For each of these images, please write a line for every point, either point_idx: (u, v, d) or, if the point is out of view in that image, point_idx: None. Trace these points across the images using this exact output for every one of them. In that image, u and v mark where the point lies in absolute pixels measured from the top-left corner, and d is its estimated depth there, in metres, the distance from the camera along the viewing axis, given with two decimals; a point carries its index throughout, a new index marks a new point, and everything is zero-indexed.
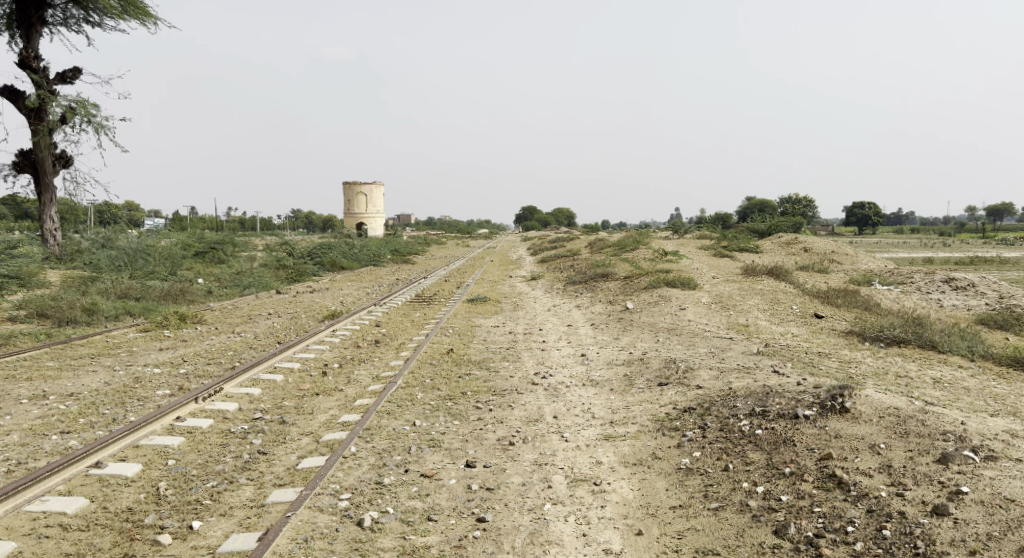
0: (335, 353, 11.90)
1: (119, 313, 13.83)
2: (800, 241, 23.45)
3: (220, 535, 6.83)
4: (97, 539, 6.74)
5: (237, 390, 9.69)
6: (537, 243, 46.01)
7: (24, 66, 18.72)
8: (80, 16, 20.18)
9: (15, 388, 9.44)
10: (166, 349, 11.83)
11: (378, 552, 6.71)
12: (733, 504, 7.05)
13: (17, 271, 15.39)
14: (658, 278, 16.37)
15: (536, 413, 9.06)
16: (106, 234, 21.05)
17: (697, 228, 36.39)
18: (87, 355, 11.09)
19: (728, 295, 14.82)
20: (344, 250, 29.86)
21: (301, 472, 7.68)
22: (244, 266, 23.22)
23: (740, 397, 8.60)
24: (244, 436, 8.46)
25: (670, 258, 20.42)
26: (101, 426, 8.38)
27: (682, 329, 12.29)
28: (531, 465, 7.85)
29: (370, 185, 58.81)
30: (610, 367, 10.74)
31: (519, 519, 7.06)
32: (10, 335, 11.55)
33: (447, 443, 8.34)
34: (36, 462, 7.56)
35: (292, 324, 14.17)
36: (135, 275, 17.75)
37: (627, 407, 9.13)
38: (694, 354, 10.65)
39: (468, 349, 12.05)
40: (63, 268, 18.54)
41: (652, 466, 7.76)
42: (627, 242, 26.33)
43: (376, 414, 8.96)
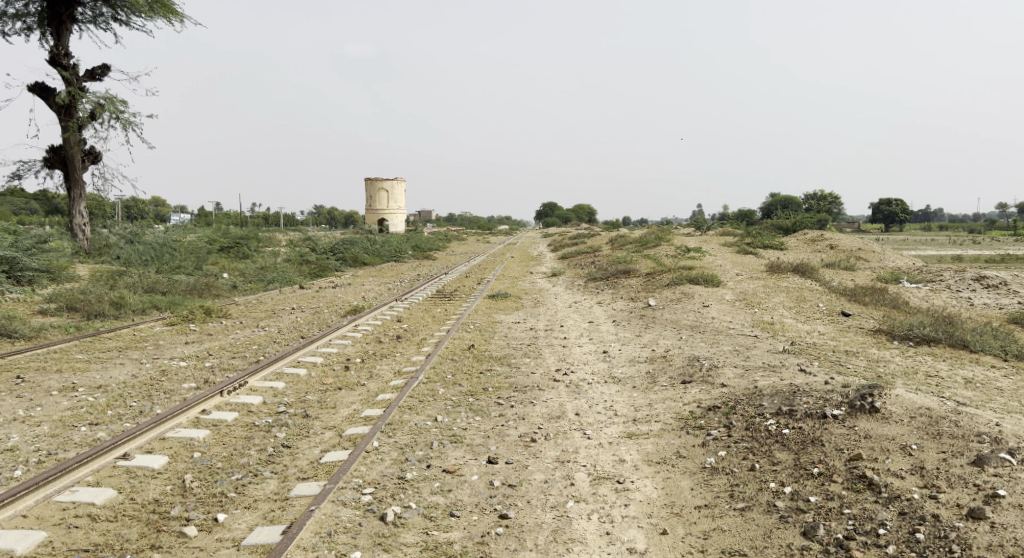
0: (358, 348, 11.95)
1: (147, 306, 13.98)
2: (826, 237, 23.21)
3: (245, 527, 6.87)
4: (125, 530, 6.80)
5: (262, 384, 9.77)
6: (559, 240, 45.99)
7: (55, 64, 18.94)
8: (109, 14, 20.40)
9: (45, 380, 9.56)
10: (192, 343, 11.93)
11: (401, 547, 6.72)
12: (761, 504, 6.98)
13: (48, 264, 15.58)
14: (681, 275, 16.25)
15: (558, 410, 9.03)
16: (133, 229, 21.32)
17: (720, 225, 36.06)
18: (115, 348, 11.21)
19: (753, 292, 14.70)
20: (366, 246, 29.96)
21: (324, 466, 7.71)
22: (268, 261, 23.38)
23: (767, 396, 8.51)
24: (269, 430, 8.52)
25: (693, 254, 20.30)
26: (128, 418, 8.47)
27: (706, 327, 12.21)
28: (553, 462, 7.83)
29: (393, 180, 59.03)
30: (633, 364, 10.68)
31: (542, 517, 7.03)
32: (40, 327, 11.71)
33: (469, 439, 8.34)
34: (66, 453, 7.63)
35: (315, 319, 14.26)
36: (162, 269, 17.95)
37: (650, 405, 9.07)
38: (718, 352, 10.57)
39: (489, 345, 12.03)
40: (92, 262, 18.76)
41: (676, 465, 7.70)
42: (649, 238, 26.21)
43: (399, 409, 8.99)
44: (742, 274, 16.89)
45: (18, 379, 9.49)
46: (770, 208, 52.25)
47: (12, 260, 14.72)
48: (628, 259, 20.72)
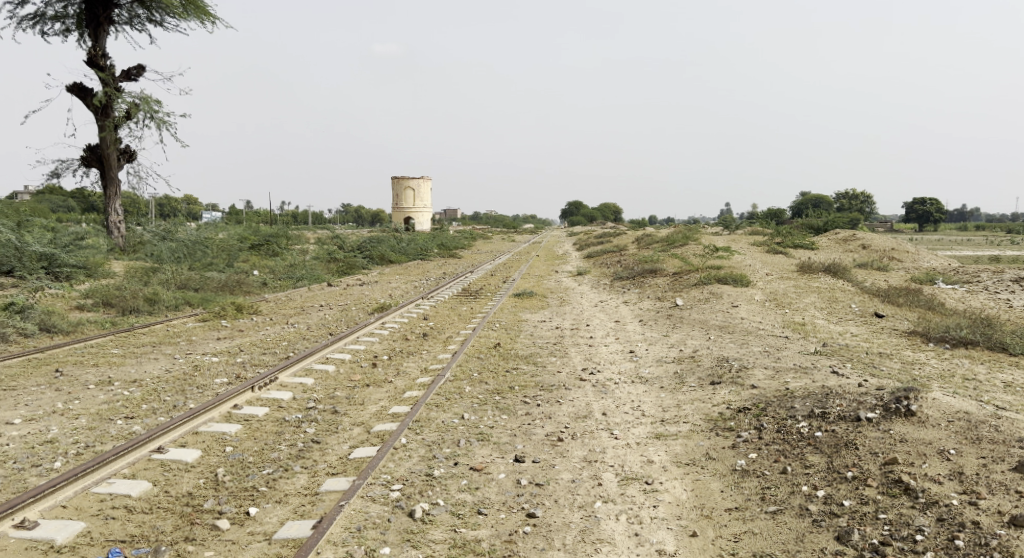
0: (385, 345, 12.03)
1: (179, 303, 14.19)
2: (859, 237, 22.93)
3: (276, 522, 6.95)
4: (160, 522, 6.89)
5: (292, 380, 9.88)
6: (585, 238, 45.88)
7: (92, 65, 19.27)
8: (145, 15, 20.71)
9: (82, 373, 9.74)
10: (224, 339, 12.09)
11: (430, 543, 6.76)
12: (792, 507, 6.92)
13: (85, 261, 15.80)
14: (710, 275, 16.15)
15: (585, 409, 9.02)
16: (166, 226, 21.65)
17: (749, 224, 35.75)
18: (149, 343, 11.39)
19: (783, 293, 14.57)
20: (392, 244, 30.13)
21: (353, 462, 7.78)
22: (297, 259, 23.61)
23: (799, 398, 8.43)
24: (299, 425, 8.61)
25: (722, 254, 20.14)
26: (162, 412, 8.60)
27: (735, 327, 12.12)
28: (580, 462, 7.82)
29: (419, 179, 59.31)
30: (661, 364, 10.63)
31: (570, 517, 7.04)
32: (78, 322, 11.93)
33: (496, 437, 8.36)
34: (102, 446, 7.76)
35: (343, 316, 14.38)
36: (194, 266, 18.18)
37: (679, 405, 9.03)
38: (748, 353, 10.49)
39: (516, 343, 12.05)
40: (126, 259, 19.05)
41: (705, 467, 7.66)
42: (677, 237, 26.09)
43: (426, 406, 9.04)
44: (772, 274, 16.72)
45: (57, 372, 9.67)
46: (801, 208, 51.65)
47: (50, 256, 15.13)
48: (655, 258, 20.62)
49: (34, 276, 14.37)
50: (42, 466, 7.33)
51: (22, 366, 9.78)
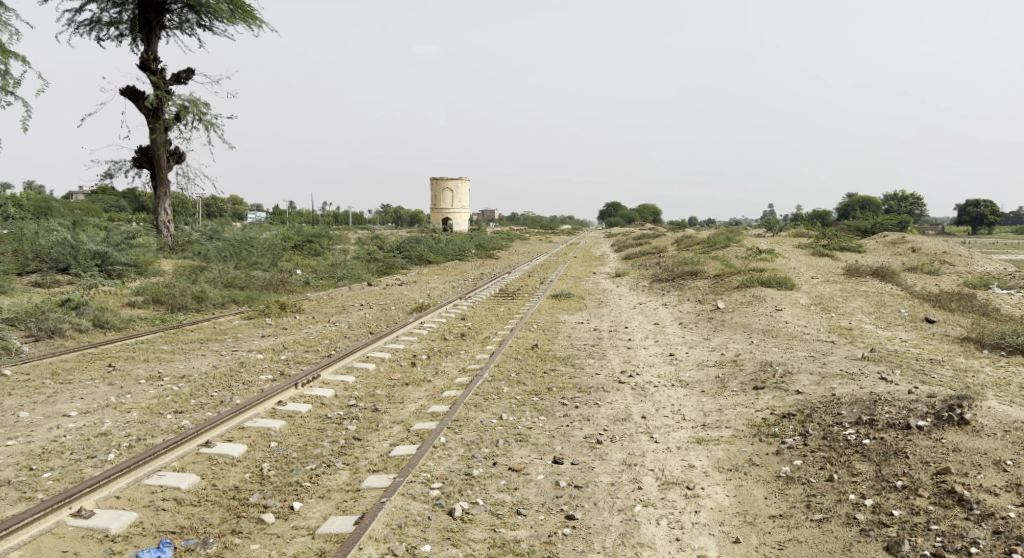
0: (424, 345, 12.13)
1: (226, 301, 14.47)
2: (908, 240, 22.46)
3: (319, 517, 7.04)
4: (208, 514, 7.00)
5: (333, 377, 10.02)
6: (624, 240, 45.62)
7: (144, 68, 19.73)
8: (195, 20, 21.15)
9: (134, 368, 9.99)
10: (268, 336, 12.31)
11: (470, 542, 6.79)
12: (839, 516, 6.82)
13: (137, 259, 16.13)
14: (752, 278, 15.95)
15: (624, 412, 8.99)
16: (213, 227, 22.09)
17: (793, 226, 35.24)
18: (197, 340, 11.64)
19: (829, 296, 14.34)
20: (431, 245, 30.32)
21: (394, 459, 7.86)
22: (338, 259, 23.90)
23: (845, 405, 8.30)
24: (341, 422, 8.73)
25: (765, 256, 19.86)
26: (210, 407, 8.78)
27: (779, 331, 11.96)
28: (620, 465, 7.80)
29: (458, 180, 59.59)
30: (701, 368, 10.53)
31: (609, 519, 7.02)
32: (129, 319, 12.24)
33: (534, 438, 8.37)
34: (153, 439, 7.93)
35: (384, 316, 14.52)
36: (240, 265, 18.50)
37: (720, 410, 8.95)
38: (792, 358, 10.35)
39: (554, 345, 12.06)
40: (175, 257, 19.48)
41: (748, 473, 7.59)
42: (718, 239, 25.83)
43: (465, 406, 9.09)
44: (817, 277, 16.45)
45: (110, 367, 9.94)
46: (848, 210, 50.55)
47: (103, 255, 15.56)
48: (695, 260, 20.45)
49: (88, 274, 14.82)
50: (97, 457, 7.50)
51: (77, 361, 10.07)
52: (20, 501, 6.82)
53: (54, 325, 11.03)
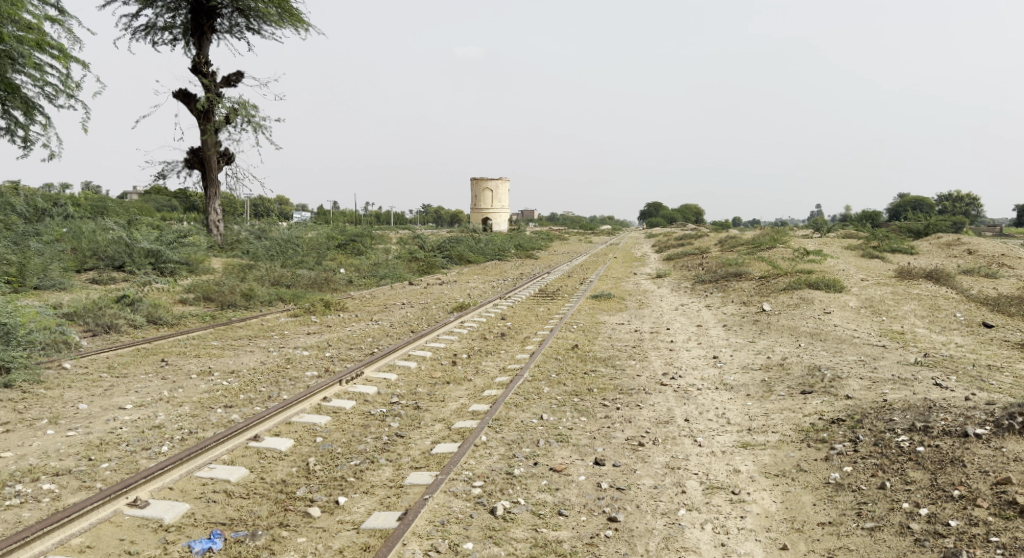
0: (464, 344, 12.19)
1: (273, 298, 14.73)
2: (964, 242, 21.88)
3: (364, 512, 7.12)
4: (257, 507, 7.11)
5: (376, 375, 10.13)
6: (664, 241, 45.30)
7: (196, 71, 20.15)
8: (244, 24, 21.54)
9: (185, 363, 10.23)
10: (313, 334, 12.49)
11: (512, 541, 6.80)
12: (892, 525, 6.70)
13: (188, 257, 16.48)
14: (800, 280, 15.70)
15: (667, 415, 8.93)
16: (260, 226, 22.47)
17: (842, 227, 34.60)
18: (245, 337, 11.86)
19: (880, 299, 14.05)
20: (471, 244, 30.42)
21: (436, 457, 7.92)
22: (381, 258, 24.12)
23: (898, 411, 8.14)
24: (383, 419, 8.83)
25: (812, 257, 19.56)
26: (259, 402, 8.94)
27: (827, 335, 11.76)
28: (662, 468, 7.75)
29: (498, 180, 59.76)
30: (746, 371, 10.39)
31: (653, 523, 6.99)
32: (181, 315, 12.53)
33: (575, 439, 8.37)
34: (204, 432, 8.10)
35: (424, 314, 14.63)
36: (286, 264, 18.79)
37: (766, 414, 8.84)
38: (841, 362, 10.18)
39: (594, 345, 12.03)
40: (224, 256, 19.93)
41: (796, 478, 7.48)
42: (764, 240, 25.46)
43: (506, 405, 9.12)
44: (868, 280, 16.14)
45: (162, 361, 10.19)
46: (899, 210, 49.44)
47: (156, 253, 15.94)
48: (740, 261, 20.22)
49: (141, 272, 15.24)
50: (151, 449, 7.68)
51: (132, 355, 10.33)
52: (80, 490, 7.01)
53: (110, 320, 11.34)
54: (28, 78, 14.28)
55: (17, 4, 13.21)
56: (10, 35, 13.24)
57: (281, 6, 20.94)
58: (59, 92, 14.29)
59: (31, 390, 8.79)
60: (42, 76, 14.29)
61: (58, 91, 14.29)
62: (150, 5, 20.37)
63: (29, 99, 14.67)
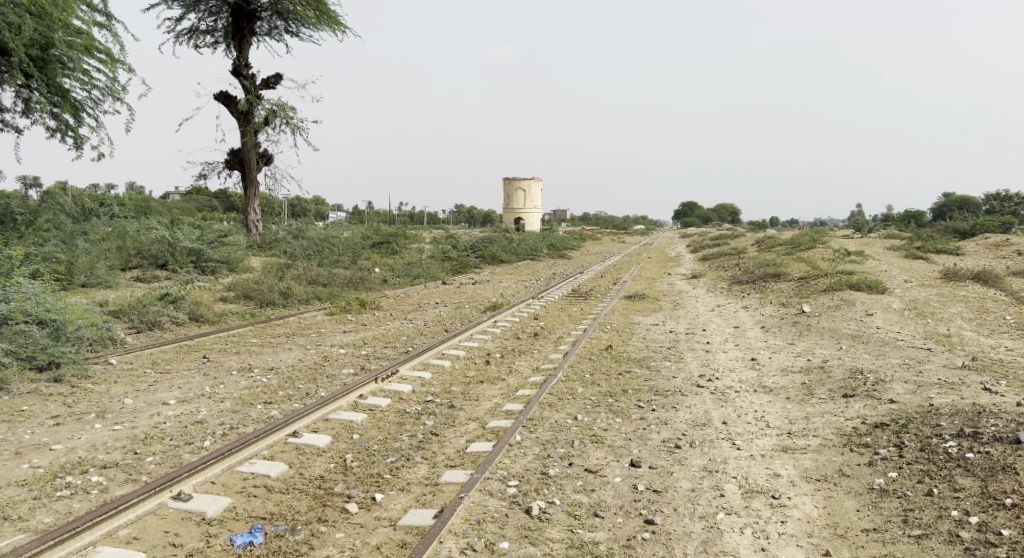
0: (497, 343, 12.20)
1: (310, 297, 14.89)
2: (1012, 242, 21.37)
3: (400, 509, 7.16)
4: (296, 502, 7.19)
5: (411, 373, 10.18)
6: (699, 241, 44.89)
7: (236, 74, 20.43)
8: (283, 27, 21.78)
9: (226, 360, 10.39)
10: (350, 332, 12.59)
11: (548, 541, 6.79)
12: (941, 533, 6.57)
13: (228, 256, 16.73)
14: (841, 281, 15.45)
15: (704, 417, 8.85)
16: (297, 226, 22.70)
17: (884, 227, 33.97)
18: (284, 334, 12.00)
19: (925, 301, 13.77)
20: (504, 244, 30.47)
21: (471, 455, 7.94)
22: (415, 257, 24.26)
23: (945, 416, 7.98)
24: (418, 417, 8.87)
25: (853, 258, 19.25)
26: (297, 399, 9.04)
27: (869, 337, 11.56)
28: (700, 471, 7.68)
29: (531, 179, 59.73)
30: (786, 374, 10.25)
31: (691, 526, 6.93)
32: (221, 313, 12.72)
33: (610, 440, 8.32)
34: (245, 428, 8.20)
35: (458, 314, 14.67)
36: (322, 263, 18.98)
37: (807, 418, 8.71)
38: (885, 365, 9.99)
39: (629, 346, 11.97)
40: (263, 255, 20.30)
41: (838, 483, 7.36)
42: (803, 240, 25.07)
43: (540, 405, 9.11)
44: (911, 281, 15.82)
45: (204, 358, 10.36)
46: (944, 210, 48.42)
47: (198, 252, 16.23)
48: (778, 262, 19.92)
49: (183, 270, 15.53)
50: (194, 444, 7.80)
51: (174, 352, 10.51)
52: (127, 483, 7.15)
53: (154, 318, 11.57)
54: (77, 81, 14.57)
55: (67, 10, 13.53)
56: (60, 40, 13.55)
57: (320, 8, 21.16)
58: (106, 95, 14.58)
59: (79, 384, 8.98)
60: (90, 79, 14.58)
61: (105, 93, 14.57)
62: (193, 9, 20.71)
63: (78, 102, 14.97)
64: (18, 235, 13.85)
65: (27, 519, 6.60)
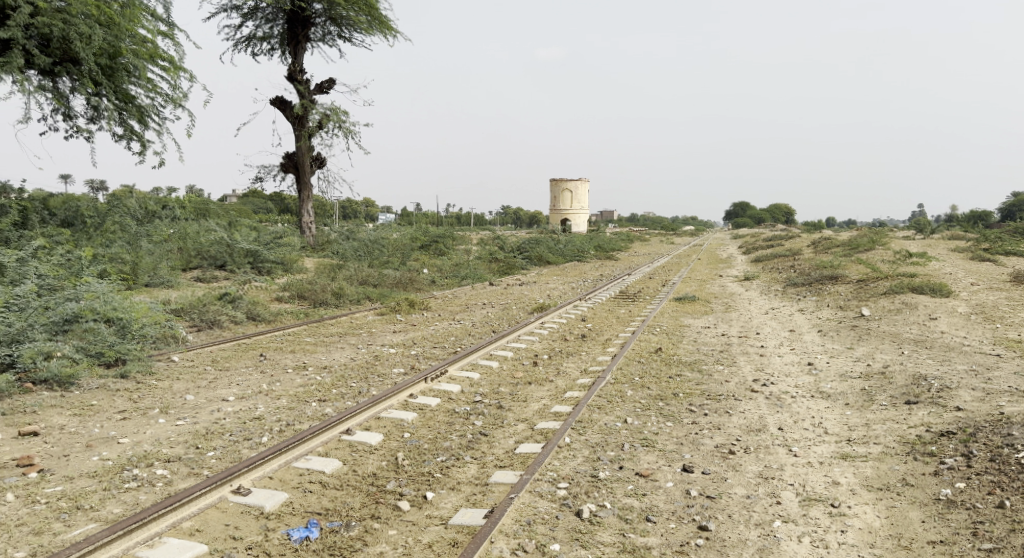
0: (545, 345, 12.19)
1: (361, 297, 15.05)
2: None
3: (451, 508, 7.18)
4: (350, 499, 7.26)
5: (459, 374, 10.21)
6: (749, 242, 44.19)
7: (291, 79, 20.79)
8: (336, 32, 22.08)
9: (281, 358, 10.56)
10: (399, 332, 12.70)
11: (599, 545, 6.73)
12: (1013, 547, 6.34)
13: (283, 257, 17.03)
14: (902, 283, 15.03)
15: (759, 423, 8.70)
16: (349, 228, 22.98)
17: (948, 229, 32.93)
18: (336, 334, 12.15)
19: (993, 305, 13.33)
20: (551, 245, 30.42)
21: (520, 456, 7.93)
22: (463, 259, 24.38)
23: (1016, 425, 7.71)
24: (467, 417, 8.89)
25: (916, 260, 18.70)
26: (350, 397, 9.14)
27: (933, 343, 11.23)
28: (755, 477, 7.55)
29: (578, 180, 59.45)
30: (845, 380, 10.01)
31: (746, 533, 6.81)
32: (277, 313, 12.93)
33: (661, 444, 8.24)
34: (300, 425, 8.32)
35: (505, 315, 14.68)
36: (373, 264, 19.18)
37: (867, 425, 8.50)
38: (950, 372, 9.69)
39: (679, 349, 11.83)
40: (315, 256, 20.60)
41: (902, 493, 7.16)
42: (861, 241, 24.46)
43: (589, 407, 9.06)
44: (978, 284, 15.30)
45: (260, 356, 10.53)
46: (1012, 211, 46.77)
47: (255, 253, 16.58)
48: (836, 264, 19.46)
49: (241, 271, 15.87)
50: (252, 440, 7.94)
51: (232, 350, 10.72)
52: (189, 476, 7.30)
53: (214, 317, 11.84)
54: (142, 88, 14.96)
55: (134, 20, 13.93)
56: (127, 49, 13.96)
57: (372, 14, 21.40)
58: (169, 102, 14.97)
59: (144, 380, 9.21)
60: (154, 86, 14.97)
61: (168, 100, 14.96)
62: (250, 17, 21.15)
63: (144, 108, 15.39)
64: (87, 237, 14.31)
65: (98, 509, 6.77)
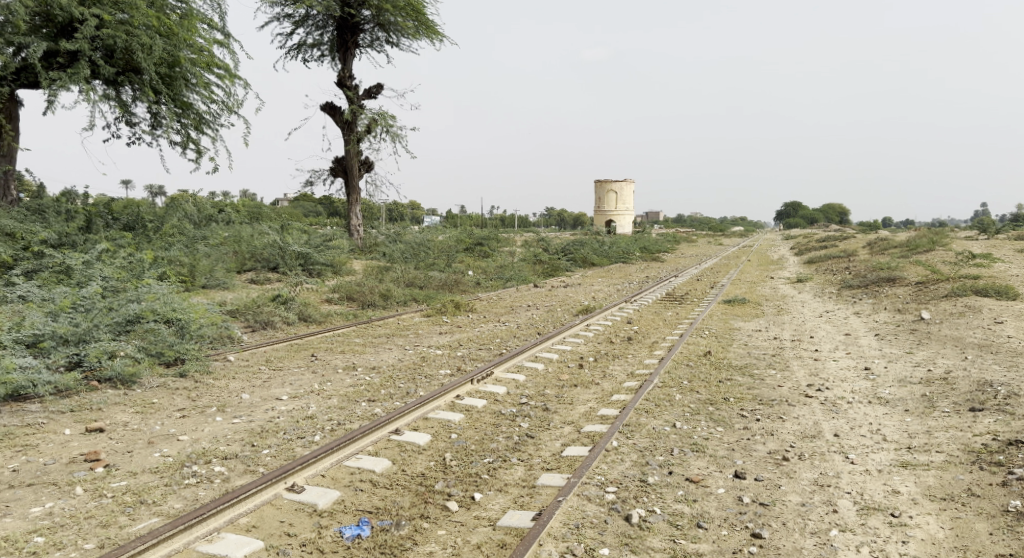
0: (590, 347, 12.11)
1: (408, 299, 15.13)
2: None
3: (499, 509, 7.15)
4: (399, 498, 7.28)
5: (506, 375, 10.20)
6: (800, 243, 43.37)
7: (341, 85, 21.05)
8: (385, 37, 22.26)
9: (331, 358, 10.66)
10: (446, 333, 12.73)
11: (649, 551, 6.64)
12: None
13: (332, 259, 17.24)
14: (965, 286, 14.57)
15: (813, 429, 8.50)
16: (396, 230, 23.18)
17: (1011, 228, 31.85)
18: (384, 335, 12.24)
19: None
20: (596, 247, 30.24)
21: (567, 459, 7.87)
22: (508, 261, 24.39)
23: None
24: (514, 419, 8.87)
25: (978, 261, 18.12)
26: (398, 397, 9.19)
27: (998, 348, 10.86)
28: (810, 485, 7.38)
29: (624, 181, 59.08)
30: (904, 385, 9.73)
31: (801, 542, 6.66)
32: (327, 314, 13.08)
33: (712, 449, 8.10)
34: (349, 424, 8.38)
35: (550, 317, 14.62)
36: (419, 266, 19.30)
37: (929, 432, 8.24)
38: (1016, 378, 9.35)
39: (729, 352, 11.64)
40: (363, 258, 20.82)
41: (966, 504, 6.93)
42: (920, 242, 23.80)
43: (636, 411, 8.96)
44: None
45: (312, 357, 10.65)
46: None
47: (306, 255, 16.81)
48: (893, 265, 18.95)
49: (292, 272, 16.09)
50: (305, 438, 8.03)
51: (284, 350, 10.87)
52: (245, 473, 7.41)
53: (267, 318, 12.02)
54: (200, 96, 15.29)
55: (192, 30, 14.24)
56: (186, 58, 14.28)
57: (419, 19, 21.50)
58: (225, 109, 15.26)
59: (201, 379, 9.39)
60: (211, 94, 15.28)
61: (223, 107, 15.26)
62: (301, 24, 21.48)
63: (202, 115, 15.70)
64: (146, 239, 14.66)
65: (159, 504, 6.91)
